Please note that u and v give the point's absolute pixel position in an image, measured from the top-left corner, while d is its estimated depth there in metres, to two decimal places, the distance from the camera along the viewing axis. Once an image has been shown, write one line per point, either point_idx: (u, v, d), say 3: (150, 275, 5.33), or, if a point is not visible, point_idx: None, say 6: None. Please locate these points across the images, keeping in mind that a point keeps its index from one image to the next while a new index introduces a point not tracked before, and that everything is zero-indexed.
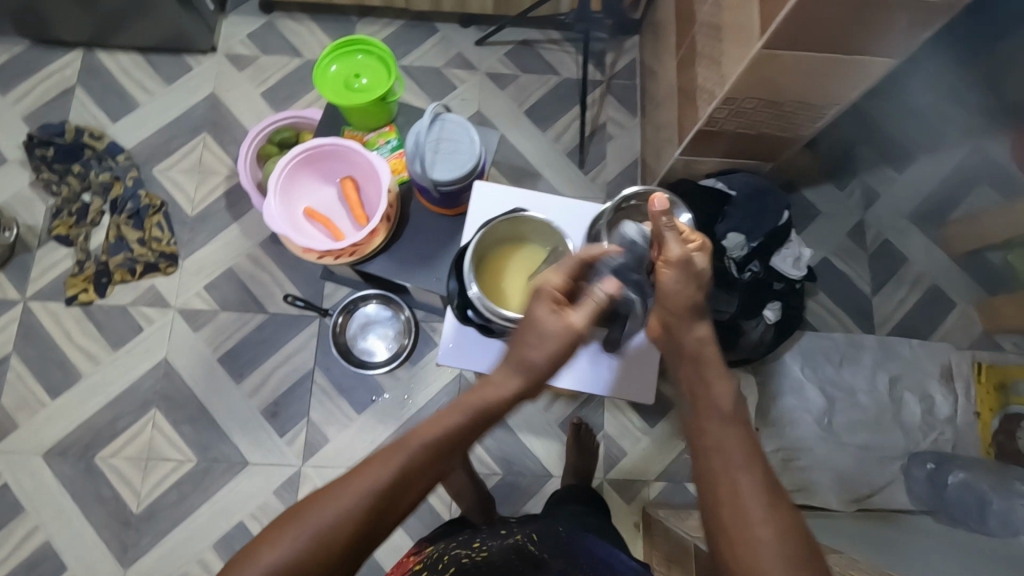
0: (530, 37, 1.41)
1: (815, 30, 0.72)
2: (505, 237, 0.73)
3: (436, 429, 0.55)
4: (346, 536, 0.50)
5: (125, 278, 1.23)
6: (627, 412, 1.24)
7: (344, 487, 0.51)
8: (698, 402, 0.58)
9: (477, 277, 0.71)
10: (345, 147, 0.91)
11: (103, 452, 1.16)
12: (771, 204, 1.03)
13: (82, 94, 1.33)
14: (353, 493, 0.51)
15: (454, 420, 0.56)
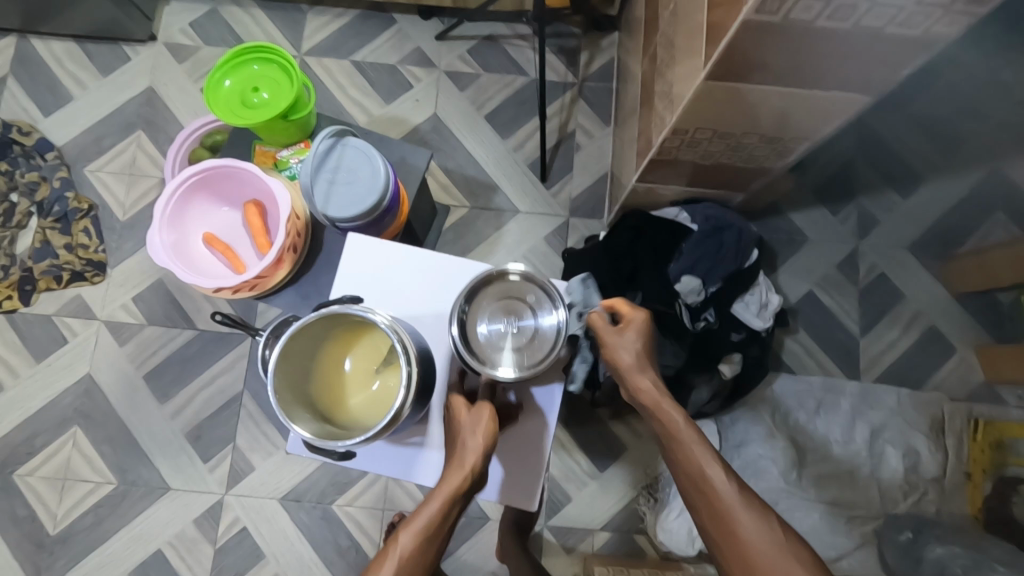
0: (495, 32, 1.28)
1: (767, 63, 0.59)
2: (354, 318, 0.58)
3: (394, 558, 0.51)
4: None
5: (50, 286, 1.17)
6: (574, 454, 1.14)
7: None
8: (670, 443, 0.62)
9: (314, 368, 0.58)
10: (242, 169, 0.81)
11: (22, 469, 1.12)
12: (731, 244, 0.91)
13: (15, 85, 1.25)
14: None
15: (414, 538, 0.51)
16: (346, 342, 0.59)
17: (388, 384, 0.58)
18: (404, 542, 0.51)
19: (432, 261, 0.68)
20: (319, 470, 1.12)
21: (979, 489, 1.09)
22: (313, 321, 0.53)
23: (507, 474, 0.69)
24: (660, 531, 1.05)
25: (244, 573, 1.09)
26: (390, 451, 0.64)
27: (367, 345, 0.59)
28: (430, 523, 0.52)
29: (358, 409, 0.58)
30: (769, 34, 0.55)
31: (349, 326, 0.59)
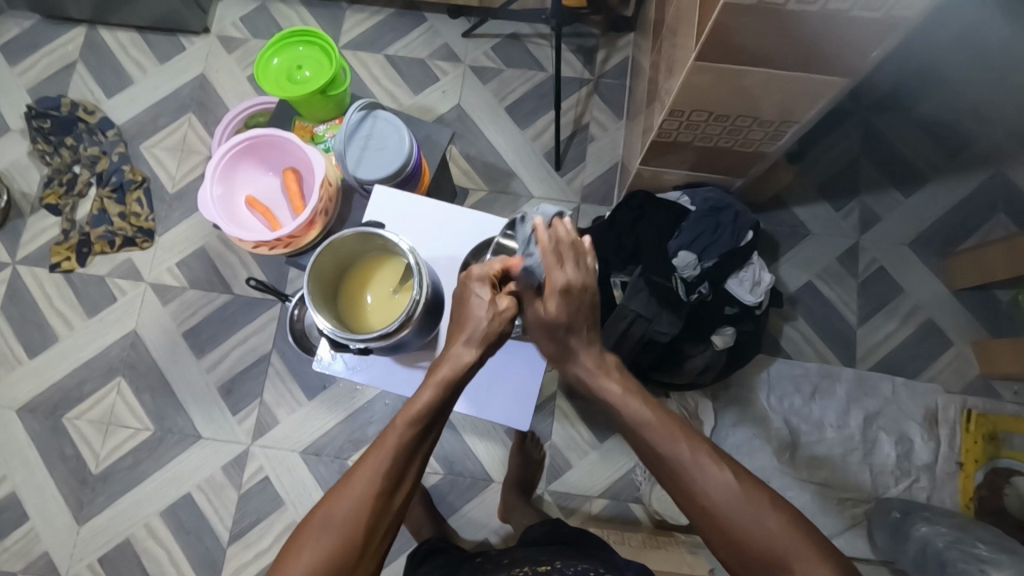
0: (518, 31, 1.37)
1: (753, 44, 0.66)
2: (377, 249, 0.68)
3: (390, 451, 0.56)
4: (349, 546, 0.53)
5: (105, 249, 1.29)
6: (576, 425, 1.21)
7: (335, 500, 0.54)
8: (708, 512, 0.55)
9: (344, 293, 0.68)
10: (283, 137, 0.91)
11: (71, 413, 1.23)
12: (727, 224, 0.98)
13: (83, 69, 1.38)
14: (339, 520, 0.53)
15: (407, 433, 0.56)
16: (369, 275, 0.68)
17: (405, 303, 0.66)
18: (397, 435, 0.56)
19: (446, 214, 0.76)
20: (338, 427, 1.20)
21: (970, 479, 1.11)
22: (341, 239, 0.63)
23: (507, 405, 0.79)
24: (656, 501, 1.13)
25: (265, 518, 1.17)
26: (403, 370, 0.72)
27: (385, 276, 0.68)
28: (421, 418, 0.57)
29: (377, 327, 0.66)
30: (749, 18, 0.62)
31: (371, 259, 0.69)
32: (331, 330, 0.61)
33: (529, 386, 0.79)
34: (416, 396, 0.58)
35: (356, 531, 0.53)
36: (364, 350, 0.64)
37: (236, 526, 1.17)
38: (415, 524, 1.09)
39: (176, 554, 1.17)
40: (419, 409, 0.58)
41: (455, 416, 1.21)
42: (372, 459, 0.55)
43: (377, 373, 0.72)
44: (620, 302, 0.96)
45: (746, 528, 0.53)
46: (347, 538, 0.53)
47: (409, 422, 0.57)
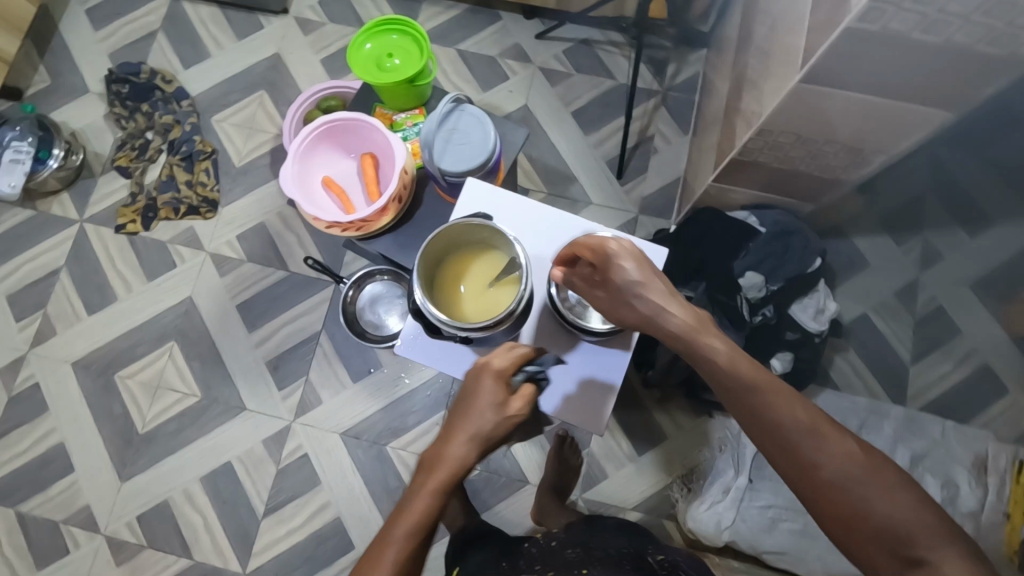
0: (591, 38, 1.38)
1: (859, 71, 0.66)
2: (478, 240, 0.68)
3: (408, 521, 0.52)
4: None
5: (169, 216, 1.32)
6: (616, 435, 1.21)
7: None
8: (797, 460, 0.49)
9: (439, 278, 0.68)
10: (366, 123, 0.92)
11: (123, 372, 1.26)
12: (796, 248, 0.97)
13: (163, 39, 1.42)
14: None
15: (399, 552, 0.51)
16: (466, 264, 0.69)
17: (501, 298, 0.67)
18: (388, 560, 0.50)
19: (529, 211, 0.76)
20: (379, 413, 1.21)
21: (1017, 531, 1.01)
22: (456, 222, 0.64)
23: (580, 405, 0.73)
24: (690, 520, 1.10)
25: (300, 496, 1.19)
26: (484, 362, 0.72)
27: (483, 268, 0.68)
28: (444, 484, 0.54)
29: (470, 317, 0.67)
30: (866, 42, 0.61)
31: (470, 249, 0.69)
32: (435, 316, 0.62)
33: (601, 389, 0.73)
34: (438, 474, 0.54)
35: None
36: (462, 339, 0.65)
37: (272, 500, 1.19)
38: None
39: (211, 521, 1.19)
40: (455, 463, 0.55)
41: None
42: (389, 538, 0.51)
43: (459, 364, 0.72)
44: None
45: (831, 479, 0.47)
46: None
47: (430, 491, 0.54)
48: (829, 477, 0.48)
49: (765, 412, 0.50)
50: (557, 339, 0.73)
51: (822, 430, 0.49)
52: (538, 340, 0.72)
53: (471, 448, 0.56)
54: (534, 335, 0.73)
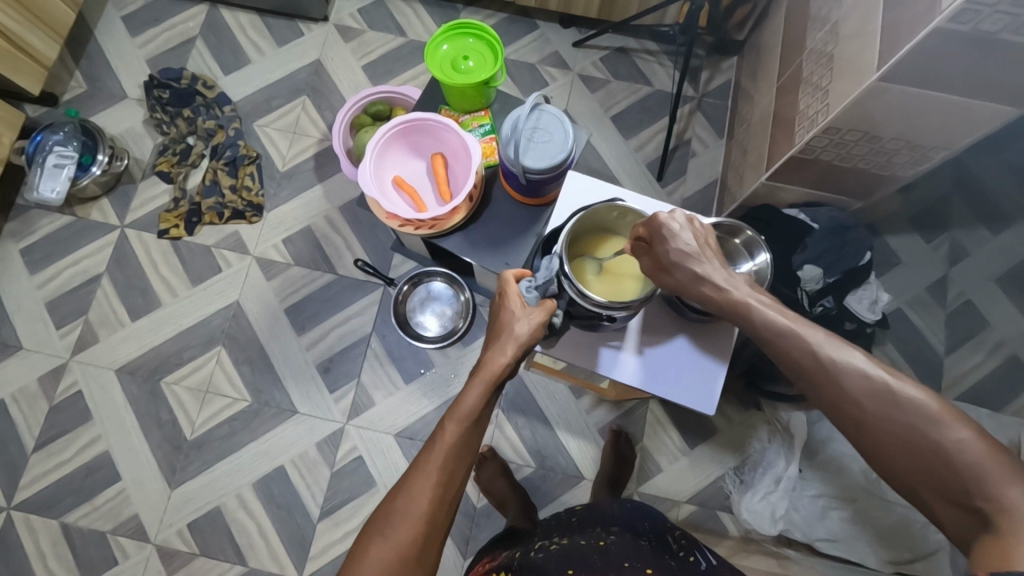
0: (627, 46, 1.42)
1: (939, 69, 0.70)
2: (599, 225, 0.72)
3: (456, 420, 0.57)
4: (413, 541, 0.52)
5: (213, 220, 1.31)
6: (669, 430, 1.23)
7: (408, 490, 0.54)
8: (857, 416, 0.55)
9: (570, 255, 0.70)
10: (441, 124, 0.95)
11: (169, 377, 1.24)
12: (853, 242, 1.01)
13: (202, 45, 1.42)
14: (410, 503, 0.54)
15: (457, 431, 0.57)
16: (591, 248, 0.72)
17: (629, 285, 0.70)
18: (448, 437, 0.57)
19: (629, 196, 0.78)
20: (433, 414, 1.22)
21: None
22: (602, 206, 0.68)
23: (690, 386, 0.70)
24: (743, 510, 1.13)
25: (356, 499, 1.18)
26: (592, 346, 0.71)
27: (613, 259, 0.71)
28: (494, 380, 0.59)
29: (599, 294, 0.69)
30: (954, 40, 0.66)
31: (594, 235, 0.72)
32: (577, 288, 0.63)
33: (707, 371, 0.70)
34: (470, 387, 0.59)
35: (433, 505, 0.54)
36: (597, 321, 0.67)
37: (326, 504, 1.18)
38: (486, 480, 1.15)
39: (264, 526, 1.17)
40: (500, 365, 0.59)
41: (548, 411, 1.23)
42: (446, 430, 0.57)
43: (568, 348, 0.71)
44: None
45: (891, 420, 0.54)
46: (427, 513, 0.53)
47: (478, 394, 0.59)
48: (906, 412, 0.53)
49: (830, 368, 0.57)
50: (666, 324, 0.71)
51: (915, 404, 0.53)
52: (649, 326, 0.71)
53: (513, 356, 0.60)
54: (646, 318, 0.71)
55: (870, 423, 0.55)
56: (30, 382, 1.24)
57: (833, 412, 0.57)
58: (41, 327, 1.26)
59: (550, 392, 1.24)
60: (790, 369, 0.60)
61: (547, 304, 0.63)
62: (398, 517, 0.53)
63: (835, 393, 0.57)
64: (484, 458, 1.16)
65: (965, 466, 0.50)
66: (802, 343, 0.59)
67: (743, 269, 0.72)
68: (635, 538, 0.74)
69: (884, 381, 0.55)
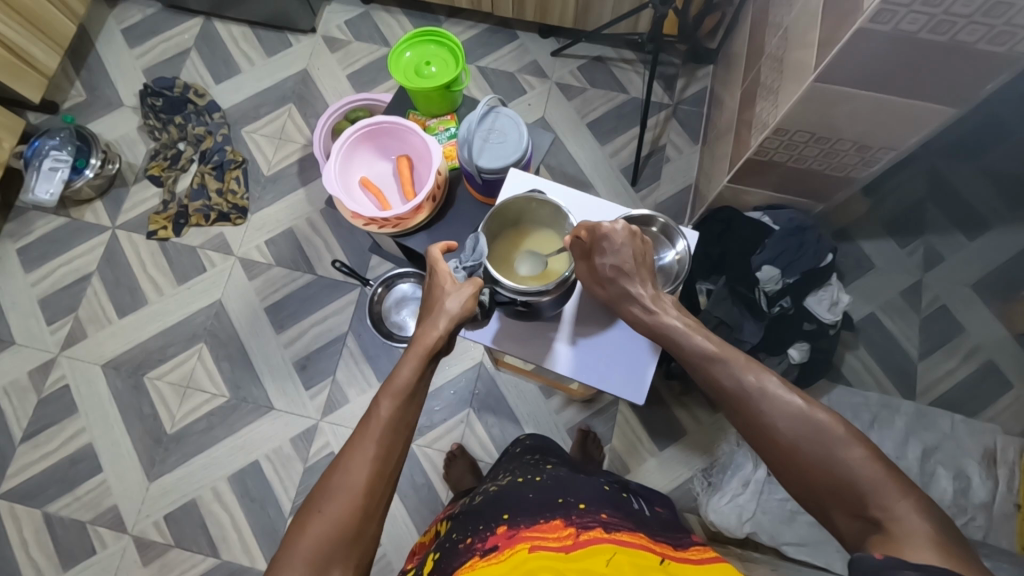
0: (604, 55, 1.46)
1: (871, 69, 0.72)
2: (520, 218, 0.72)
3: (392, 393, 0.56)
4: (352, 515, 0.51)
5: (200, 222, 1.36)
6: (638, 431, 1.24)
7: (343, 465, 0.53)
8: (765, 438, 0.52)
9: (492, 251, 0.71)
10: (404, 126, 0.98)
11: (153, 373, 1.28)
12: (811, 243, 1.02)
13: (195, 56, 1.49)
14: (347, 477, 0.52)
15: (393, 406, 0.56)
16: (516, 241, 0.72)
17: (551, 272, 0.70)
18: (384, 413, 0.56)
19: (553, 190, 0.78)
20: None
21: None
22: (515, 200, 0.69)
23: (622, 371, 0.72)
24: (709, 512, 1.12)
25: None
26: (531, 334, 0.73)
27: (531, 244, 0.72)
28: (430, 353, 0.60)
29: (522, 282, 0.69)
30: (879, 41, 0.68)
31: (516, 229, 0.73)
32: (494, 277, 0.66)
33: (640, 356, 0.72)
34: (404, 361, 0.58)
35: (371, 478, 0.53)
36: (522, 308, 0.69)
37: (298, 498, 1.20)
38: (455, 478, 1.17)
39: (238, 519, 1.20)
40: (435, 338, 0.60)
41: (519, 410, 1.25)
42: (381, 403, 0.56)
43: (505, 336, 0.73)
44: (703, 309, 1.05)
45: (802, 441, 0.50)
46: (365, 485, 0.52)
47: (413, 367, 0.58)
48: (815, 432, 0.49)
49: (742, 387, 0.54)
50: (597, 314, 0.73)
51: (825, 424, 0.50)
52: (581, 316, 0.73)
53: (446, 329, 0.61)
54: (578, 309, 0.73)
55: (779, 443, 0.51)
56: (21, 376, 1.29)
57: (744, 433, 0.54)
58: (33, 323, 1.32)
59: (520, 391, 1.26)
60: (709, 389, 0.57)
61: (471, 284, 0.63)
62: (334, 493, 0.52)
63: (752, 415, 0.53)
64: (454, 456, 1.18)
65: (873, 488, 0.46)
66: (712, 365, 0.56)
67: (667, 259, 0.71)
68: (574, 473, 0.72)
69: (800, 404, 0.51)
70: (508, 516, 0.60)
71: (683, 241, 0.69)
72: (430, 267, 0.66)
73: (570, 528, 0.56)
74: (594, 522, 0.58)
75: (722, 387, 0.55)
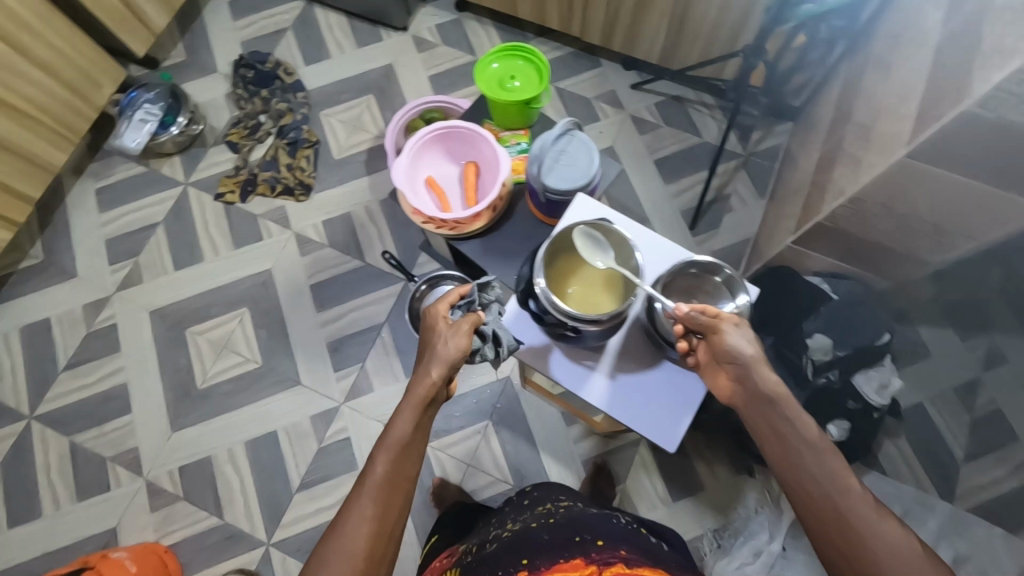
0: (682, 95, 1.45)
1: (968, 154, 0.70)
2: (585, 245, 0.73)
3: (388, 447, 0.59)
4: (353, 574, 0.52)
5: (265, 192, 1.41)
6: (653, 477, 1.21)
7: (342, 524, 0.55)
8: (854, 546, 0.50)
9: (550, 271, 0.72)
10: (479, 134, 1.00)
11: (195, 328, 1.33)
12: (870, 318, 0.99)
13: (291, 36, 1.55)
14: (347, 535, 0.54)
15: (388, 460, 0.58)
16: (575, 266, 0.73)
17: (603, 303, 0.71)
18: (380, 470, 0.57)
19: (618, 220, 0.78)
20: None
21: None
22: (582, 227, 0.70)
23: (657, 415, 0.71)
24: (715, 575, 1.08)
25: (336, 477, 1.22)
26: (570, 357, 0.73)
27: (590, 272, 0.73)
28: (423, 403, 0.62)
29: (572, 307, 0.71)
30: (981, 128, 0.66)
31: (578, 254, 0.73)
32: (548, 299, 0.68)
33: (677, 402, 0.71)
34: (399, 414, 0.61)
35: (370, 533, 0.54)
36: (569, 333, 0.70)
37: (308, 476, 1.22)
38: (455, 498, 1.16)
39: (247, 484, 1.22)
40: (429, 385, 0.62)
41: (537, 432, 1.24)
42: (377, 459, 0.58)
43: (545, 355, 0.73)
44: None
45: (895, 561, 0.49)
46: (364, 540, 0.54)
47: (407, 420, 0.61)
48: (906, 554, 0.49)
49: (839, 490, 0.52)
50: (641, 351, 0.72)
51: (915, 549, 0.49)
52: (625, 351, 0.72)
53: (439, 374, 0.63)
54: (622, 343, 0.73)
55: (870, 558, 0.49)
56: (75, 308, 1.35)
57: (826, 534, 0.52)
58: (96, 260, 1.38)
59: (541, 413, 1.25)
60: (799, 479, 0.54)
61: (466, 320, 0.66)
62: (335, 553, 0.53)
63: (850, 520, 0.51)
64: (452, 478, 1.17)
65: None
66: (813, 458, 0.54)
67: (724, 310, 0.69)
68: (587, 511, 0.74)
69: (893, 523, 0.51)
70: (528, 560, 0.61)
71: (745, 296, 0.67)
72: (425, 317, 0.69)
73: (592, 567, 0.58)
74: (615, 557, 0.59)
75: (821, 486, 0.53)
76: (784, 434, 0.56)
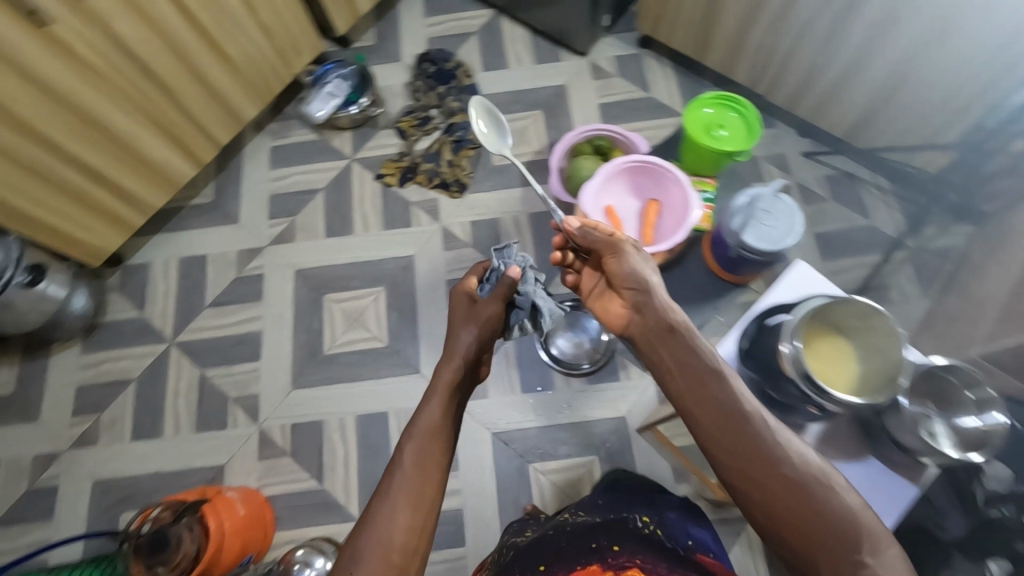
0: (857, 173, 1.40)
1: None
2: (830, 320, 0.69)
3: (417, 426, 0.66)
4: (399, 539, 0.58)
5: (423, 182, 1.46)
6: (757, 560, 1.14)
7: (379, 501, 0.60)
8: (822, 518, 0.53)
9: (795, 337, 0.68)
10: (674, 177, 1.00)
11: (332, 295, 1.38)
12: None
13: (475, 41, 1.62)
14: (387, 505, 0.60)
15: (417, 440, 0.64)
16: (817, 338, 0.69)
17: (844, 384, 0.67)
18: (410, 448, 0.64)
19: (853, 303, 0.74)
20: (536, 430, 1.24)
21: None
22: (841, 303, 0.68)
23: None
24: None
25: None
26: None
27: (832, 348, 0.68)
28: (450, 387, 0.70)
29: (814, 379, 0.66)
30: None
31: (822, 327, 0.69)
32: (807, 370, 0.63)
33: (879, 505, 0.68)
34: (429, 398, 0.68)
35: (408, 501, 0.60)
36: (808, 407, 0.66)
37: None
38: None
39: (350, 457, 1.25)
40: (455, 369, 0.72)
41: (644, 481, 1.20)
42: (407, 439, 0.64)
43: None
44: None
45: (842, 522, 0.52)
46: (404, 505, 0.60)
47: (435, 404, 0.68)
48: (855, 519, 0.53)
49: (773, 453, 0.56)
50: (846, 444, 0.70)
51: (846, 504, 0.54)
52: (829, 441, 0.70)
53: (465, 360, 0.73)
54: (827, 432, 0.70)
55: (834, 527, 0.52)
56: (230, 251, 1.44)
57: (795, 508, 0.54)
58: (258, 212, 1.47)
59: (651, 463, 1.21)
60: (746, 450, 0.57)
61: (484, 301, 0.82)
62: (377, 524, 0.58)
63: (807, 491, 0.54)
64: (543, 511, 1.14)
65: None
66: (735, 419, 0.58)
67: (964, 422, 0.64)
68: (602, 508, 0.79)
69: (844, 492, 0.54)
70: None
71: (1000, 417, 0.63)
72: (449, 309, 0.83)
73: None
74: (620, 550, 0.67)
75: (771, 455, 0.56)
76: (717, 406, 0.59)
